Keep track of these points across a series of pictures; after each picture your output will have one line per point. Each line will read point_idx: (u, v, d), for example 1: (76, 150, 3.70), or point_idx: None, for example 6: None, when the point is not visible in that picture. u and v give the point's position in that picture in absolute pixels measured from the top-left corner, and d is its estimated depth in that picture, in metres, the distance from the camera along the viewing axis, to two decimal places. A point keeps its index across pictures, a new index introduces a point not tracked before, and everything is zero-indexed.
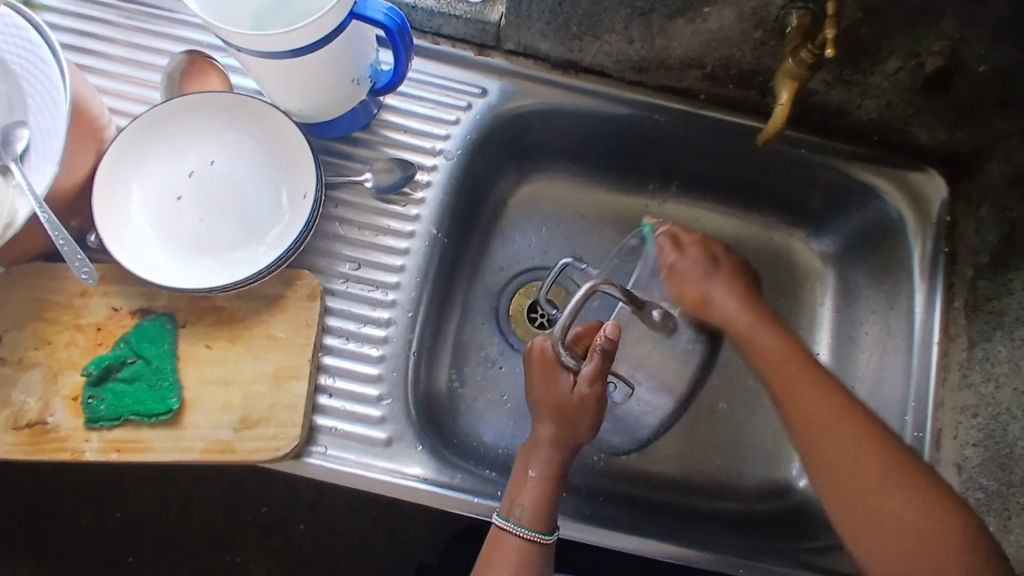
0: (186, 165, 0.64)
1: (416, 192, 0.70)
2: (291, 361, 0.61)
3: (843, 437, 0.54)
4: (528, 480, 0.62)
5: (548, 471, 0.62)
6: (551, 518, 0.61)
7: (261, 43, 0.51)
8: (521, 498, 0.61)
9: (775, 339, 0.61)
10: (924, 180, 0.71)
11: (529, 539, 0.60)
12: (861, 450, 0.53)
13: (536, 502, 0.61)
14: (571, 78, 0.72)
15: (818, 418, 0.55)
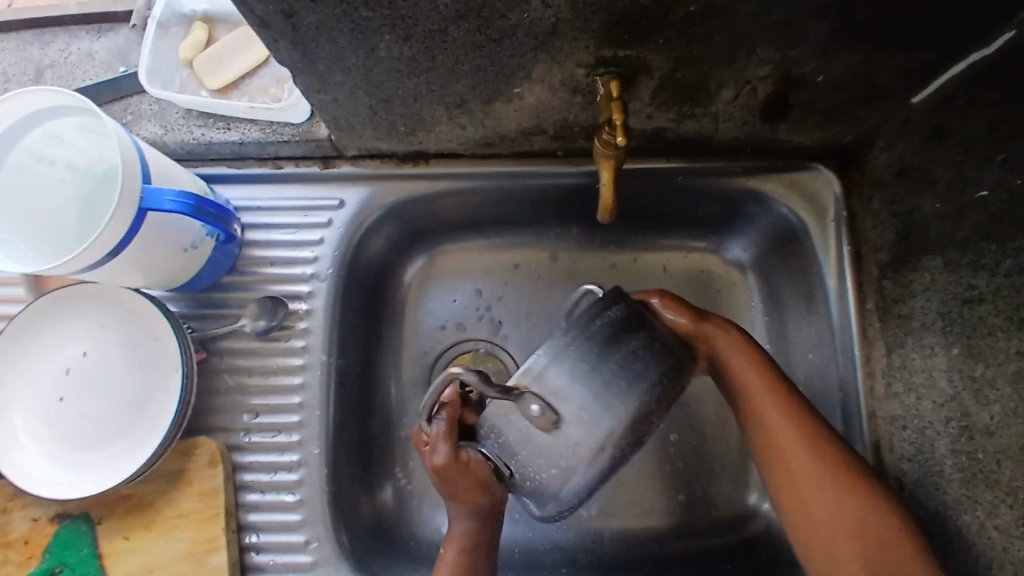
0: (61, 362, 0.64)
1: (298, 323, 0.68)
2: (205, 535, 0.62)
3: (800, 452, 0.55)
4: (449, 553, 0.59)
5: (461, 541, 0.60)
6: None
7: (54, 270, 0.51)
8: (438, 573, 0.58)
9: (791, 406, 0.57)
10: (817, 180, 0.68)
11: None
12: (810, 471, 0.55)
13: (455, 575, 0.58)
14: (425, 167, 0.69)
15: (781, 453, 0.56)
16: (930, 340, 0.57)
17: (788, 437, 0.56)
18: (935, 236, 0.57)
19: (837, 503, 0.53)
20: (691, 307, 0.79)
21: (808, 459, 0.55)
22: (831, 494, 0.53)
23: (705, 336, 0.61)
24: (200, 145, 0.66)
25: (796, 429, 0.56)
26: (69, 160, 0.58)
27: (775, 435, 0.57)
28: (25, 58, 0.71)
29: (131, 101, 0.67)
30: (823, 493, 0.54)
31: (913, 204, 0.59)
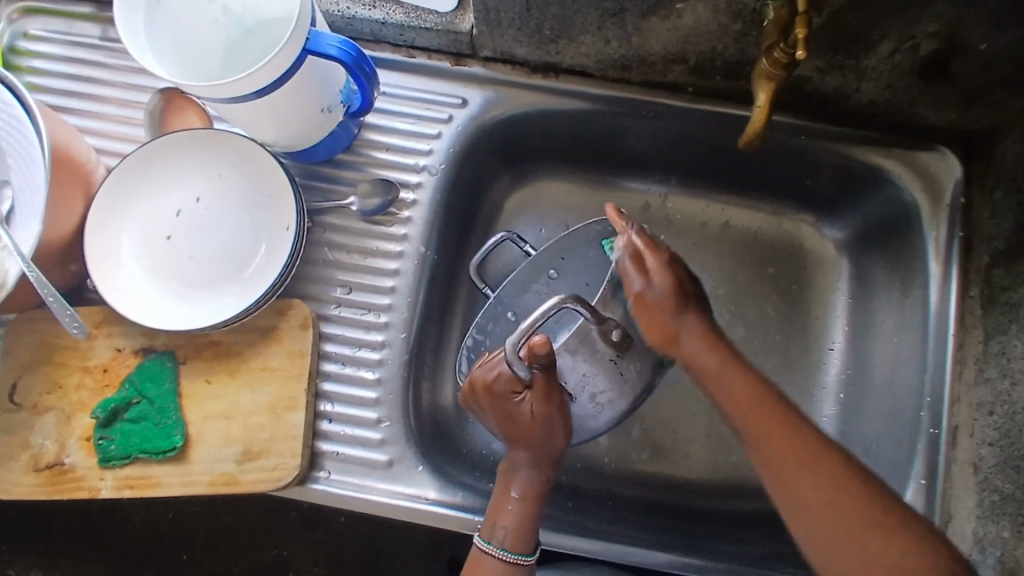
0: (172, 204, 0.65)
1: (403, 212, 0.69)
2: (287, 392, 0.63)
3: (773, 419, 0.54)
4: (510, 502, 0.61)
5: (525, 488, 0.62)
6: (530, 534, 0.61)
7: (203, 92, 0.52)
8: (501, 519, 0.61)
9: (698, 327, 0.60)
10: (937, 161, 0.67)
11: (507, 559, 0.60)
12: (794, 447, 0.53)
13: (516, 524, 0.60)
14: (553, 80, 0.70)
15: (763, 429, 0.55)
16: None
17: (778, 440, 0.54)
18: None
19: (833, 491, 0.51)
20: (776, 275, 0.79)
21: (774, 428, 0.54)
22: (818, 481, 0.51)
23: (652, 264, 0.61)
24: (343, 19, 0.67)
25: (741, 378, 0.57)
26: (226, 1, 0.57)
27: (745, 398, 0.56)
28: None
29: None
30: (819, 496, 0.51)
31: None
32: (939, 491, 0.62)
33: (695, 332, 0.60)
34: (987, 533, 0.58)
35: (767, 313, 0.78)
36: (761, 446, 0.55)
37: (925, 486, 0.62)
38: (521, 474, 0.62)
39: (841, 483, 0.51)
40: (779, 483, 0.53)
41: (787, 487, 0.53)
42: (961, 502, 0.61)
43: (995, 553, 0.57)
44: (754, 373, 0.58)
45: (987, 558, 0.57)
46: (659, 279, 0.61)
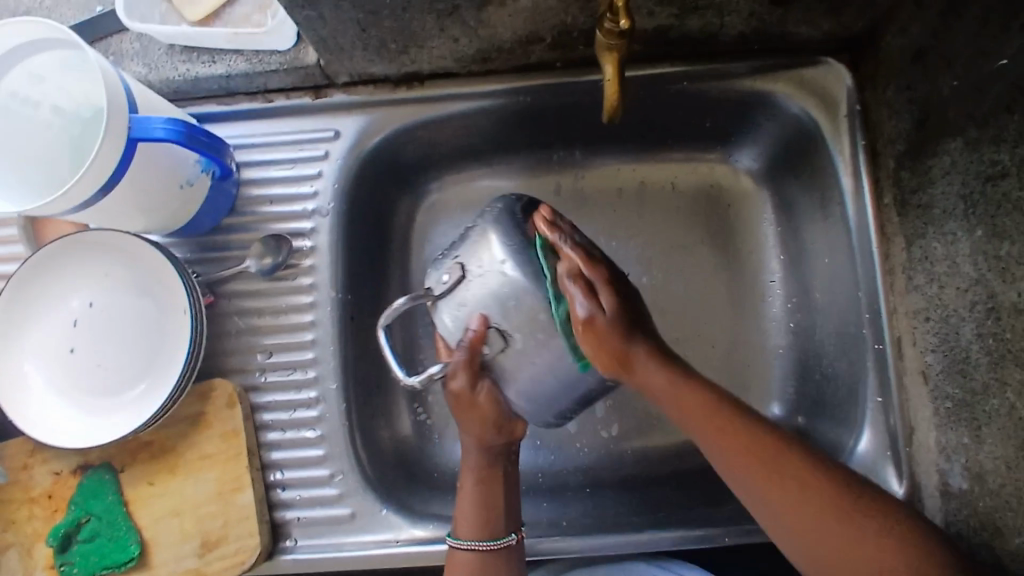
0: (67, 315, 0.63)
1: (303, 261, 0.67)
2: (230, 474, 0.62)
3: (784, 468, 0.49)
4: (467, 486, 0.61)
5: (482, 472, 0.61)
6: (495, 519, 0.60)
7: (69, 198, 0.50)
8: (461, 511, 0.60)
9: (698, 389, 0.52)
10: (827, 74, 0.65)
11: (480, 549, 0.59)
12: (807, 500, 0.48)
13: (475, 508, 0.60)
14: (417, 90, 0.67)
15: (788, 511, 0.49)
16: (952, 226, 0.55)
17: (761, 451, 0.50)
18: (953, 115, 0.54)
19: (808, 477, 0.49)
20: (702, 220, 0.78)
21: (692, 406, 0.52)
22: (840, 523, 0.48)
23: (631, 357, 0.52)
24: (187, 81, 0.65)
25: (697, 396, 0.52)
26: (55, 102, 0.55)
27: (679, 392, 0.52)
28: None
29: (111, 40, 0.65)
30: (797, 477, 0.49)
31: (928, 87, 0.57)
32: (896, 406, 0.61)
33: (661, 381, 0.52)
34: (948, 442, 0.56)
35: (701, 261, 0.77)
36: (729, 456, 0.51)
37: (883, 404, 0.61)
38: (466, 459, 0.61)
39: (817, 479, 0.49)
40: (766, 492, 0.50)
41: (801, 530, 0.48)
42: (920, 412, 0.59)
43: (961, 461, 0.55)
44: (754, 414, 0.52)
45: (954, 466, 0.56)
46: (604, 301, 0.52)
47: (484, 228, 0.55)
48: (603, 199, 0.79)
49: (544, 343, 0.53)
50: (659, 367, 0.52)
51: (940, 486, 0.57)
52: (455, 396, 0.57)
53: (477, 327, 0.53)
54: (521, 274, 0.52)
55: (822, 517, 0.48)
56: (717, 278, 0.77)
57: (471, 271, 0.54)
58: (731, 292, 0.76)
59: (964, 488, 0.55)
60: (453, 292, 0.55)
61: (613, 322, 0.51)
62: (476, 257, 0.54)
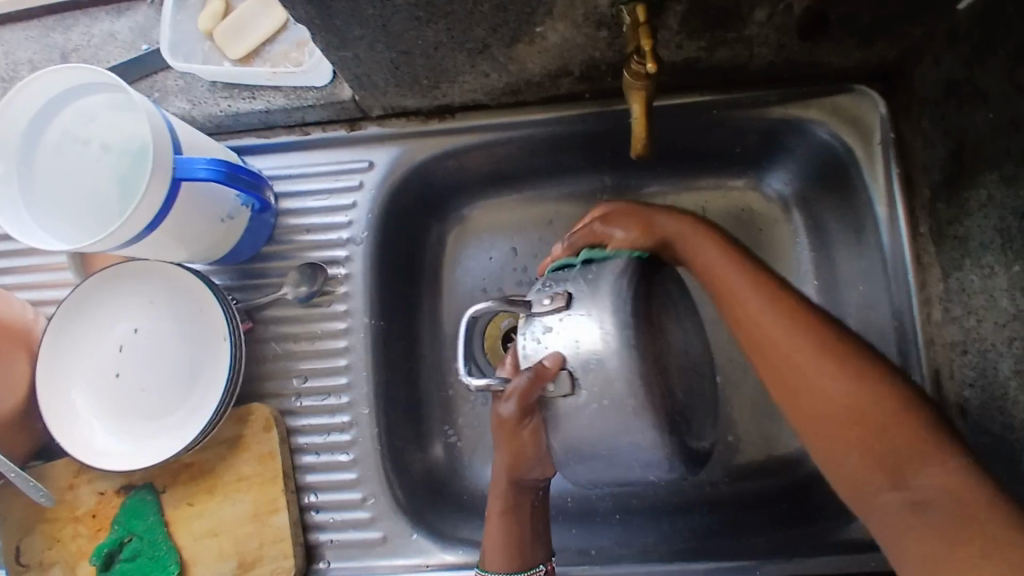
0: (114, 340, 0.66)
1: (338, 288, 0.69)
2: (266, 497, 0.63)
3: (835, 407, 0.47)
4: (496, 511, 0.61)
5: (507, 504, 0.61)
6: (524, 548, 0.60)
7: (119, 237, 0.52)
8: (490, 539, 0.60)
9: (811, 336, 0.49)
10: (861, 101, 0.64)
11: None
12: (832, 383, 0.47)
13: (504, 539, 0.60)
14: (449, 121, 0.69)
15: (834, 431, 0.47)
16: (988, 259, 0.54)
17: (782, 346, 0.49)
18: (988, 147, 0.54)
19: (848, 386, 0.47)
20: None
21: (794, 352, 0.49)
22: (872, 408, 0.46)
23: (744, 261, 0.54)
24: (228, 116, 0.67)
25: (824, 341, 0.49)
26: (103, 139, 0.58)
27: (756, 317, 0.51)
28: (53, 45, 0.72)
29: (156, 78, 0.69)
30: (849, 393, 0.47)
31: (962, 118, 0.56)
32: None
33: (767, 310, 0.51)
34: None
35: None
36: (774, 347, 0.50)
37: None
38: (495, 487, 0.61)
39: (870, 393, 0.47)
40: (793, 395, 0.49)
41: (831, 456, 0.47)
42: None
43: None
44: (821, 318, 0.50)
45: None
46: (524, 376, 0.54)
47: (542, 290, 0.56)
48: None
49: (608, 412, 0.52)
50: (774, 293, 0.52)
51: None
52: (503, 425, 0.56)
53: (553, 365, 0.53)
54: (609, 335, 0.52)
55: (848, 429, 0.46)
56: None
57: (536, 319, 0.55)
58: None
59: None
60: (541, 320, 0.55)
61: (653, 232, 0.58)
62: (540, 303, 0.55)
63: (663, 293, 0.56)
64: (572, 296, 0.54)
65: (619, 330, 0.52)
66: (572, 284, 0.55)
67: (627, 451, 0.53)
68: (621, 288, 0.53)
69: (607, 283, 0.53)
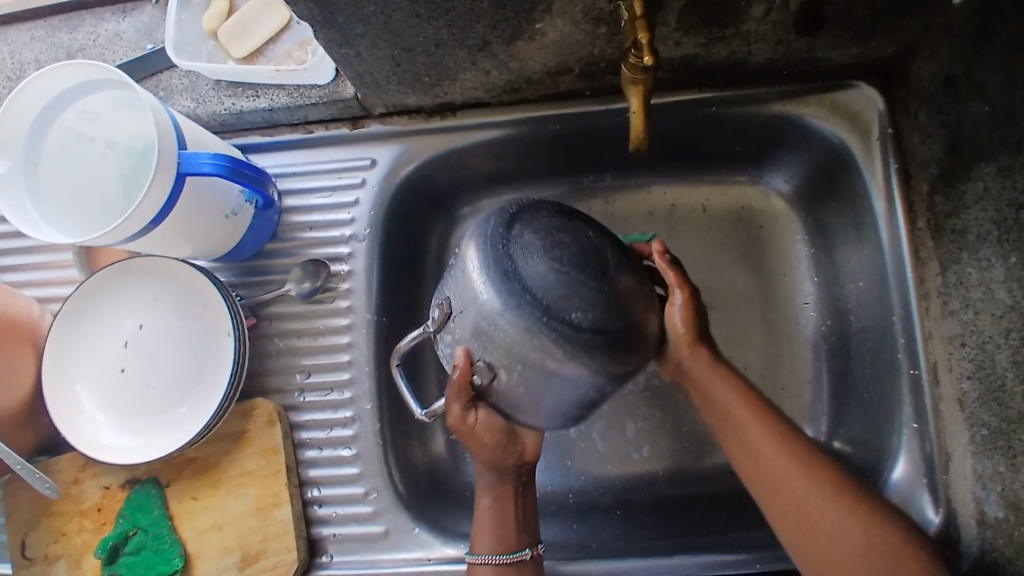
0: (119, 335, 0.66)
1: (340, 285, 0.70)
2: (270, 490, 0.64)
3: (773, 448, 0.56)
4: (485, 503, 0.62)
5: (497, 490, 0.62)
6: (513, 534, 0.61)
7: (123, 231, 0.53)
8: (479, 526, 0.61)
9: (735, 396, 0.60)
10: (858, 98, 0.65)
11: (498, 562, 0.59)
12: (813, 499, 0.53)
13: (491, 524, 0.61)
14: (451, 119, 0.70)
15: (781, 487, 0.55)
16: (987, 252, 0.55)
17: (749, 424, 0.58)
18: (986, 140, 0.54)
19: (790, 455, 0.55)
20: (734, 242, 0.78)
21: (755, 430, 0.58)
22: (829, 509, 0.52)
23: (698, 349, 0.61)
24: (232, 115, 0.68)
25: (746, 403, 0.59)
26: (109, 136, 0.58)
27: (722, 407, 0.60)
28: (59, 45, 0.73)
29: (162, 76, 0.69)
30: (821, 500, 0.53)
31: (960, 112, 0.57)
32: (932, 433, 0.59)
33: (724, 389, 0.60)
34: (984, 470, 0.55)
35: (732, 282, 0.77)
36: (761, 456, 0.57)
37: (918, 430, 0.60)
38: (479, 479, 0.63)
39: (840, 491, 0.53)
40: (757, 472, 0.57)
41: (794, 519, 0.54)
42: (956, 439, 0.58)
43: (997, 489, 0.54)
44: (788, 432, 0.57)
45: (989, 495, 0.54)
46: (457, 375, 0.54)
47: (465, 245, 0.53)
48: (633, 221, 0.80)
49: (522, 376, 0.51)
50: (727, 385, 0.60)
51: (976, 514, 0.56)
52: (456, 427, 0.58)
53: (461, 361, 0.52)
54: (494, 293, 0.49)
55: (847, 528, 0.51)
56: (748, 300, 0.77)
57: (455, 271, 0.53)
58: (760, 314, 0.76)
59: (1001, 518, 0.53)
60: (447, 328, 0.54)
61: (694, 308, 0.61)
62: (456, 267, 0.53)
63: (572, 249, 0.50)
64: (469, 254, 0.52)
65: (550, 302, 0.48)
66: (489, 234, 0.51)
67: (569, 389, 0.51)
68: (537, 244, 0.50)
69: (482, 243, 0.51)
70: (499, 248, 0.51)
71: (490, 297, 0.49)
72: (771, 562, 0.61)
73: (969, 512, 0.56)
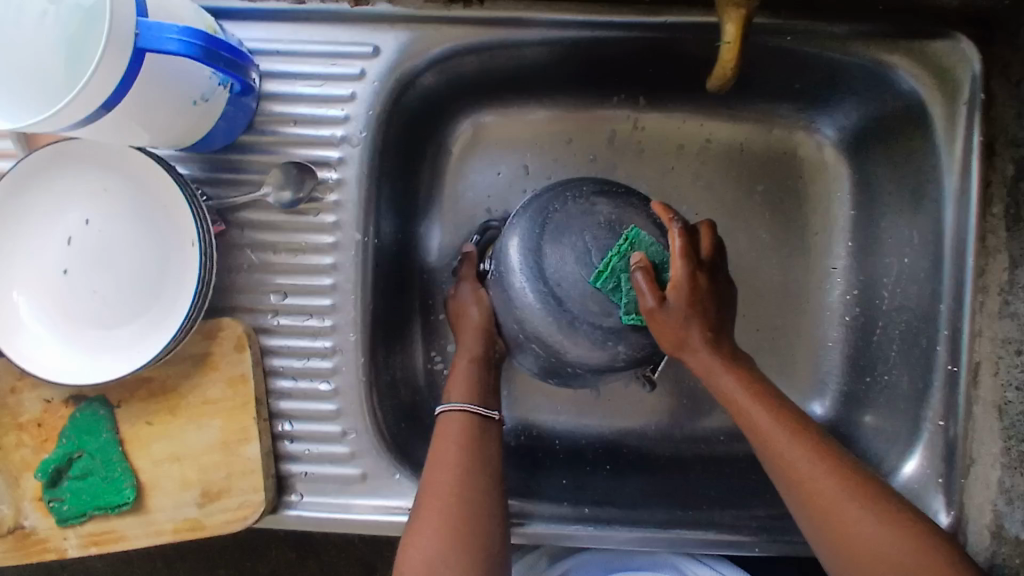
0: (61, 231, 0.56)
1: (327, 196, 0.60)
2: (237, 424, 0.57)
3: (790, 450, 0.50)
4: (462, 362, 0.60)
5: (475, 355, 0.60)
6: (485, 395, 0.58)
7: (67, 117, 0.42)
8: (453, 386, 0.59)
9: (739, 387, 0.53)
10: (953, 51, 0.55)
11: (469, 410, 0.56)
12: (835, 492, 0.48)
13: (462, 379, 0.58)
14: (476, 9, 0.58)
15: (808, 497, 0.49)
16: None
17: (760, 415, 0.52)
18: None
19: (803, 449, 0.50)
20: (771, 190, 0.70)
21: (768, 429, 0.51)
22: (855, 508, 0.48)
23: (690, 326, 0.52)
24: None
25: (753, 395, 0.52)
26: None
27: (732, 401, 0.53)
28: None
29: None
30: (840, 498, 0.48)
31: None
32: (958, 435, 0.56)
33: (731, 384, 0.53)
34: (1015, 486, 0.52)
35: (757, 235, 0.70)
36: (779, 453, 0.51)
37: (944, 428, 0.57)
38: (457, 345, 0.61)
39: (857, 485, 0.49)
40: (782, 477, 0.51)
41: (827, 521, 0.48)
42: (985, 446, 0.54)
43: None
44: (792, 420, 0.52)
45: (1015, 512, 0.52)
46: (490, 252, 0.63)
47: (512, 226, 0.57)
48: (660, 153, 0.71)
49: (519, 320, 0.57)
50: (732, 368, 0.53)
51: (993, 526, 0.53)
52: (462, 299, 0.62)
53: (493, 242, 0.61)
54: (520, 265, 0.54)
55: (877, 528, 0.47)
56: (774, 258, 0.70)
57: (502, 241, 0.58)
58: (781, 273, 0.70)
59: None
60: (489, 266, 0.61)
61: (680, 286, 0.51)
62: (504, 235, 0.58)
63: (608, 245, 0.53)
64: (516, 228, 0.56)
65: (565, 289, 0.53)
66: (534, 214, 0.55)
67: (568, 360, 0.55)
68: (580, 228, 0.54)
69: (528, 219, 0.55)
70: (536, 228, 0.55)
71: (521, 279, 0.54)
72: (769, 546, 0.58)
73: (983, 521, 0.54)
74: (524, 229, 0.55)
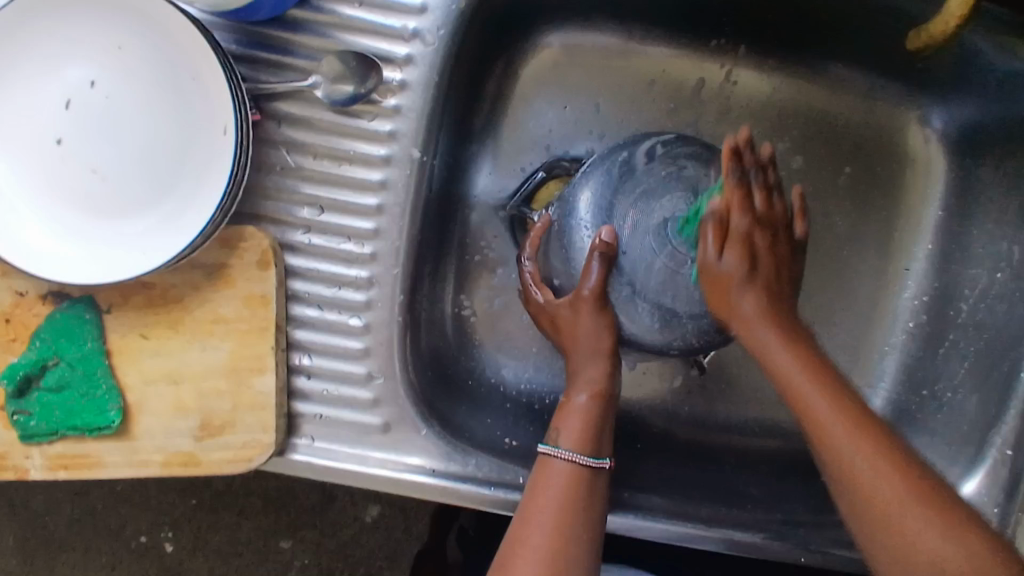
0: (57, 90, 0.45)
1: (387, 99, 0.50)
2: (249, 352, 0.49)
3: (840, 432, 0.42)
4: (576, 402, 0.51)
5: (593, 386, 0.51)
6: (599, 437, 0.50)
7: None
8: (563, 423, 0.51)
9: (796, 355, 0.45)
10: None
11: (577, 461, 0.48)
12: (882, 485, 0.41)
13: (582, 424, 0.50)
14: None
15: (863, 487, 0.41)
16: None
17: (805, 384, 0.44)
18: None
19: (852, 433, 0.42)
20: (858, 175, 0.65)
21: (816, 397, 0.44)
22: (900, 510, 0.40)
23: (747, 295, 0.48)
24: None
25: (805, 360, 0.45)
26: None
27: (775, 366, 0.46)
28: None
29: None
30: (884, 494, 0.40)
31: None
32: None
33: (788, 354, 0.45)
34: None
35: (834, 223, 0.65)
36: (826, 432, 0.43)
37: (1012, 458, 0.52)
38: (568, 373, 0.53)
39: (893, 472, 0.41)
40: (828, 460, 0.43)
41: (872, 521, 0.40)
42: None
43: None
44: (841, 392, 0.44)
45: None
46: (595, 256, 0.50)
47: (583, 176, 0.55)
48: (748, 114, 0.64)
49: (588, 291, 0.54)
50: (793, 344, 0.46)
51: None
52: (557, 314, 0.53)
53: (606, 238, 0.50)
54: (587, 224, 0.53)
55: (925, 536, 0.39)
56: (845, 247, 0.65)
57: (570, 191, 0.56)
58: (852, 266, 0.65)
59: None
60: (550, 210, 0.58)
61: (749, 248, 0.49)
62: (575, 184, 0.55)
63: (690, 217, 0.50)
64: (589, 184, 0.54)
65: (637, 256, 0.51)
66: (607, 176, 0.53)
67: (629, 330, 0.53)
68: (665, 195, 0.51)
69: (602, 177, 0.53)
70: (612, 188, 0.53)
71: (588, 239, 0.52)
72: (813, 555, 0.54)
73: None
74: (597, 185, 0.53)
